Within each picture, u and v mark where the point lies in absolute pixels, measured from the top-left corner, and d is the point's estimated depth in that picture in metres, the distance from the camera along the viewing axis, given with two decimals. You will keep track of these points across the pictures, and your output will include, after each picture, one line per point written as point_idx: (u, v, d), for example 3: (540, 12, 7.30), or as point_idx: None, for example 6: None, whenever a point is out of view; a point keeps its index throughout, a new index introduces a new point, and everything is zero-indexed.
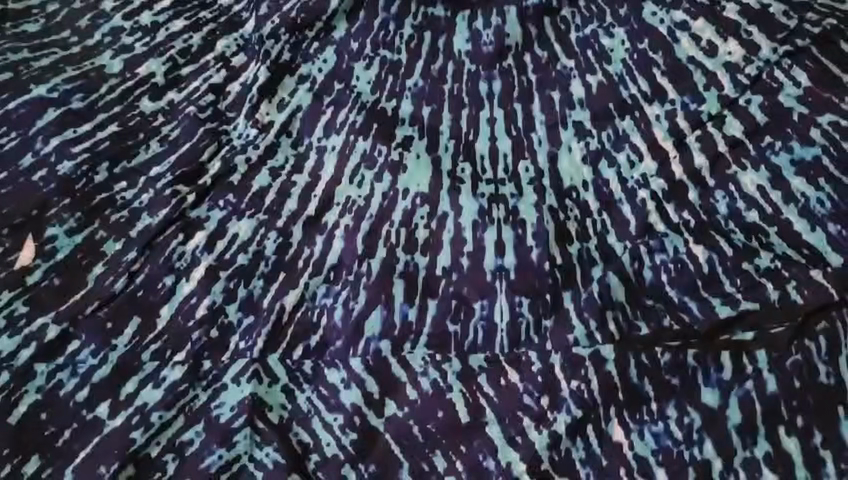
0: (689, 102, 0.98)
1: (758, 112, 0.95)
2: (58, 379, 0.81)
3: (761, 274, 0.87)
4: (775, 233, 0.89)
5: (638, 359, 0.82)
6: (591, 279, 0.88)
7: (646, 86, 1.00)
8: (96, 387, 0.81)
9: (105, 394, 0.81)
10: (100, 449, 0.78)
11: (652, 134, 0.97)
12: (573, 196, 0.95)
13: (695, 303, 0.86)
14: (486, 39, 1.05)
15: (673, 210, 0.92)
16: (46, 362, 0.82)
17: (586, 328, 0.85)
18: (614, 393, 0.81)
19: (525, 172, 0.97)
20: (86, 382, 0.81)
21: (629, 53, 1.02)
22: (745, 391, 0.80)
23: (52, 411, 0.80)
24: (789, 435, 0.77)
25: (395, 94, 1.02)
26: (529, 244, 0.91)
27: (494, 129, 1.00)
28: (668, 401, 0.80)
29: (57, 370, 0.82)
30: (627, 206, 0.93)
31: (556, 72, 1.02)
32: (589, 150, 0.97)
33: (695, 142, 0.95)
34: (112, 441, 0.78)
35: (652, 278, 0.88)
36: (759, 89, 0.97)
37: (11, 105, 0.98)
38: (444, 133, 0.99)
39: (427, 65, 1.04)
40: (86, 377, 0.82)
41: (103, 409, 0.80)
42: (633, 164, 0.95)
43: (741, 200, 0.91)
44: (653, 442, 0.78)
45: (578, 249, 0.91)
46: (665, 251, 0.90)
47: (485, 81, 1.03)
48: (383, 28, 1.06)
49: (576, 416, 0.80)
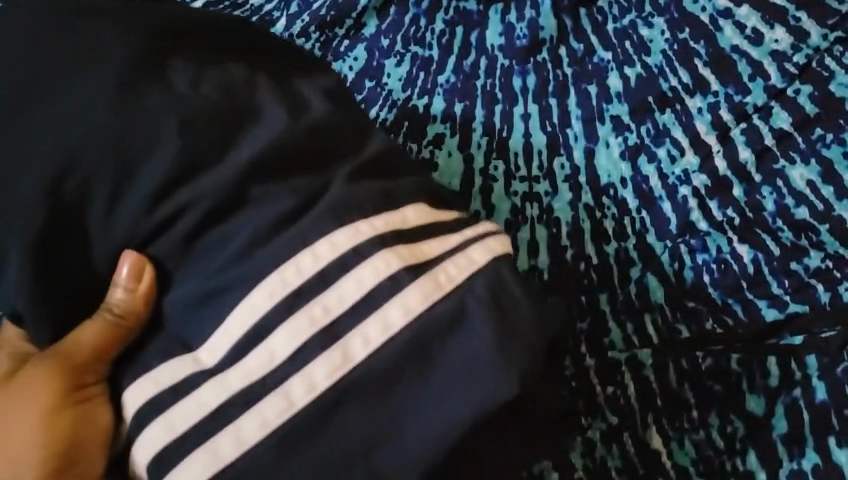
0: (733, 93, 0.94)
1: (807, 103, 0.92)
2: (127, 287, 0.60)
3: (810, 274, 0.82)
4: (826, 230, 0.85)
5: (677, 364, 0.78)
6: (629, 280, 0.85)
7: (687, 78, 0.96)
8: (155, 288, 0.61)
9: (175, 329, 0.60)
10: (135, 413, 0.57)
11: (694, 128, 0.93)
12: (611, 193, 0.91)
13: (739, 305, 0.82)
14: (519, 33, 1.03)
15: (717, 207, 0.88)
16: (101, 233, 0.61)
17: (622, 332, 0.81)
18: (652, 398, 0.77)
19: (561, 169, 0.93)
20: (164, 281, 0.62)
21: (669, 44, 0.99)
22: (792, 398, 0.75)
23: (93, 316, 0.61)
24: (840, 446, 0.72)
25: (427, 91, 1.00)
26: (564, 244, 0.87)
27: (528, 125, 0.96)
28: (710, 409, 0.76)
29: (134, 264, 0.60)
30: (668, 204, 0.89)
31: (593, 65, 1.00)
32: (627, 145, 0.93)
33: (740, 135, 0.91)
34: (122, 414, 0.59)
35: (693, 279, 0.84)
36: (808, 78, 0.94)
37: None
38: (476, 130, 0.96)
39: (459, 60, 1.02)
40: (149, 271, 0.60)
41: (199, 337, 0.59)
42: (674, 159, 0.91)
43: (789, 196, 0.87)
44: (693, 452, 0.75)
45: (615, 248, 0.87)
46: (707, 251, 0.85)
47: (518, 76, 1.00)
48: (414, 23, 1.05)
49: (611, 423, 0.76)
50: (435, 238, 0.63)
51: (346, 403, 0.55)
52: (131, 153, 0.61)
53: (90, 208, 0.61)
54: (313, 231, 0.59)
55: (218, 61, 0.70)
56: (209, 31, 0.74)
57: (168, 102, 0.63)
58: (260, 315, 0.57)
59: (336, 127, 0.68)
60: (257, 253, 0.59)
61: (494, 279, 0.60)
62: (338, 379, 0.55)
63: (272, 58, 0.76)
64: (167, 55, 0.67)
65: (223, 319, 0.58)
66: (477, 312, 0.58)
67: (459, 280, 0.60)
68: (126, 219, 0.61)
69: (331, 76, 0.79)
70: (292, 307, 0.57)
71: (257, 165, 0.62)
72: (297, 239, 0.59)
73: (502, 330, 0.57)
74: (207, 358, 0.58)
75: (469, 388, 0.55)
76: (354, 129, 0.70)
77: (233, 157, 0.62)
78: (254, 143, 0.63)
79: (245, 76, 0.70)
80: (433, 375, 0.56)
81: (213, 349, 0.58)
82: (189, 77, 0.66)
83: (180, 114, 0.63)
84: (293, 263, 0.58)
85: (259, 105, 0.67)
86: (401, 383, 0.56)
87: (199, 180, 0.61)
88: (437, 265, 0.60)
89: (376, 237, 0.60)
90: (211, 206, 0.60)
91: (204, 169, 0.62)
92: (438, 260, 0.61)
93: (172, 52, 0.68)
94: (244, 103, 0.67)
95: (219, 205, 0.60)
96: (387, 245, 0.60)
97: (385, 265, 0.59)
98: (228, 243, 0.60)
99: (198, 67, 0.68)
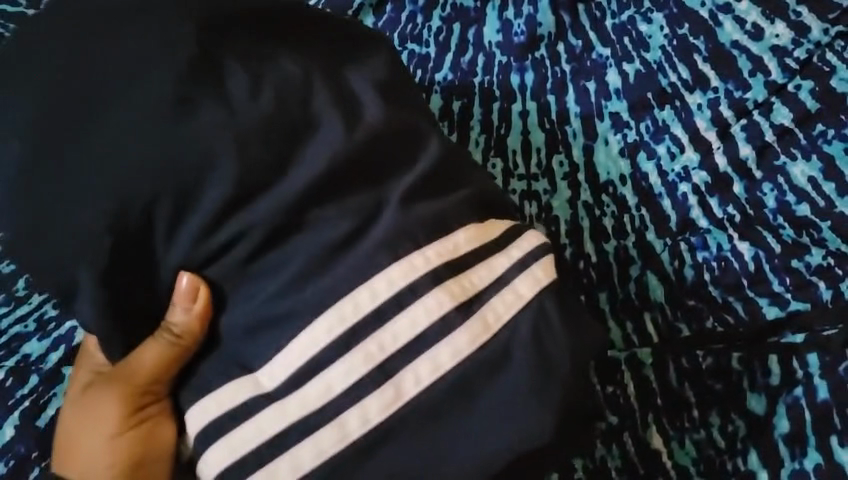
0: (733, 88, 0.93)
1: (808, 99, 0.91)
2: (183, 308, 0.65)
3: (812, 272, 0.81)
4: (828, 227, 0.84)
5: (677, 363, 0.77)
6: (628, 278, 0.84)
7: (687, 74, 0.95)
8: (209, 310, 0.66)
9: (234, 351, 0.65)
10: (197, 431, 0.63)
11: (694, 124, 0.92)
12: (610, 190, 0.90)
13: (740, 303, 0.81)
14: (517, 29, 1.02)
15: (717, 204, 0.87)
16: (165, 252, 0.65)
17: (622, 331, 0.81)
18: (652, 397, 0.77)
19: (559, 166, 0.92)
20: (219, 302, 0.66)
21: (668, 40, 0.98)
22: (794, 397, 0.74)
23: (158, 333, 0.68)
24: (842, 446, 0.71)
25: (424, 89, 0.99)
26: (563, 242, 0.87)
27: (526, 123, 0.96)
28: (711, 408, 0.75)
29: (190, 286, 0.65)
30: (668, 201, 0.88)
31: (591, 61, 0.99)
32: (627, 142, 0.92)
33: (740, 132, 0.90)
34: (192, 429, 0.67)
35: (693, 277, 0.83)
36: (809, 74, 0.93)
37: None
38: (474, 128, 0.96)
39: (456, 57, 1.01)
40: (202, 294, 0.65)
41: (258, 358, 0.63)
42: (674, 156, 0.91)
43: (790, 192, 0.87)
44: (693, 452, 0.74)
45: (615, 246, 0.86)
46: (707, 249, 0.85)
47: (516, 73, 0.99)
48: (411, 20, 1.04)
49: (612, 423, 0.76)
50: (484, 265, 0.66)
51: (393, 435, 0.60)
52: (192, 182, 0.64)
53: (154, 231, 0.65)
54: (359, 263, 0.63)
55: (273, 57, 0.69)
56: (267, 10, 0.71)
57: (227, 120, 0.64)
58: (317, 349, 0.61)
59: (395, 135, 0.69)
60: (311, 283, 0.63)
61: (539, 316, 0.64)
62: (389, 414, 0.60)
63: (329, 40, 0.74)
64: (224, 63, 0.67)
65: (282, 350, 0.62)
66: (520, 351, 0.62)
67: (505, 318, 0.64)
68: (186, 243, 0.65)
69: (384, 56, 0.77)
70: (346, 344, 0.61)
71: (312, 187, 0.65)
72: (352, 279, 0.62)
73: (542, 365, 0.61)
74: (266, 383, 0.62)
75: (506, 422, 0.60)
76: (414, 133, 0.71)
77: (289, 178, 0.65)
78: (311, 163, 0.65)
79: (299, 72, 0.69)
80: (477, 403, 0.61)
81: (272, 374, 0.62)
82: (246, 84, 0.66)
83: (238, 137, 0.64)
84: (349, 301, 0.62)
85: (316, 114, 0.67)
86: (447, 412, 0.61)
87: (256, 205, 0.64)
88: (485, 305, 0.64)
89: (429, 274, 0.63)
90: (267, 232, 0.64)
91: (262, 192, 0.64)
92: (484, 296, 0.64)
93: (223, 55, 0.67)
94: (300, 111, 0.67)
95: (274, 231, 0.64)
96: (438, 282, 0.63)
97: (437, 308, 0.63)
98: (285, 266, 0.64)
99: (253, 70, 0.67)
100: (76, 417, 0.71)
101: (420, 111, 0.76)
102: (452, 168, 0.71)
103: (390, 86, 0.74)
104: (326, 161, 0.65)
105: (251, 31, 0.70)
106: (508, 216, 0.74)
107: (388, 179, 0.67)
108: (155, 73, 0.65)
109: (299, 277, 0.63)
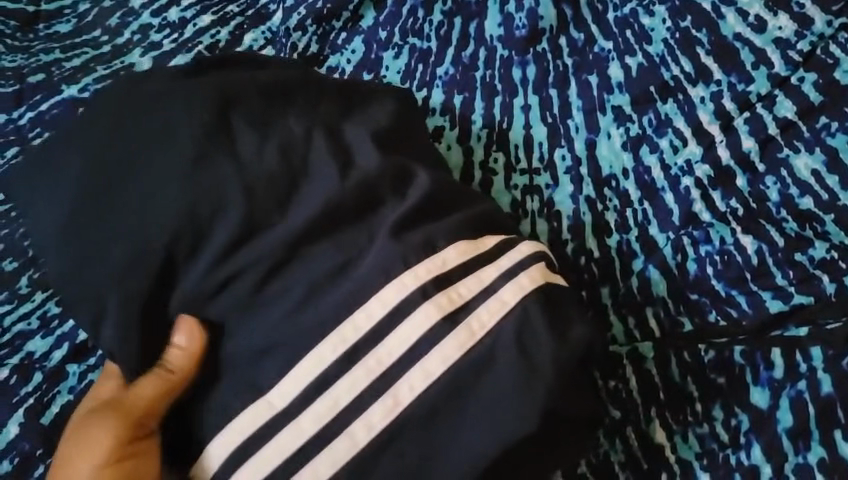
0: (736, 81, 0.93)
1: (811, 91, 0.91)
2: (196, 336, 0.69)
3: (815, 265, 0.81)
4: (831, 221, 0.84)
5: (679, 357, 0.78)
6: (630, 273, 0.84)
7: (690, 67, 0.95)
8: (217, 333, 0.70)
9: (240, 371, 0.67)
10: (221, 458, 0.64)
11: (696, 118, 0.91)
12: (613, 184, 0.90)
13: (743, 296, 0.81)
14: (518, 23, 1.01)
15: (720, 198, 0.87)
16: (182, 282, 0.70)
17: (624, 326, 0.81)
18: (655, 392, 0.77)
19: (562, 160, 0.92)
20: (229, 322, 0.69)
21: (670, 32, 0.98)
22: (797, 391, 0.74)
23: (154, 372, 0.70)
24: (846, 439, 0.71)
25: (425, 84, 0.99)
26: (565, 237, 0.87)
27: (528, 117, 0.95)
28: (714, 402, 0.75)
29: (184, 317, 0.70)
30: (670, 195, 0.88)
31: (593, 55, 0.99)
32: (629, 136, 0.92)
33: (743, 125, 0.90)
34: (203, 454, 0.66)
35: (696, 271, 0.83)
36: (812, 66, 0.92)
37: (44, 107, 1.00)
38: (476, 122, 0.96)
39: (457, 51, 1.01)
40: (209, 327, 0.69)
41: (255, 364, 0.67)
42: (676, 149, 0.90)
43: (793, 185, 0.86)
44: (697, 445, 0.74)
45: (617, 241, 0.86)
46: (710, 242, 0.84)
47: (518, 67, 0.99)
48: (412, 15, 1.04)
49: (615, 417, 0.77)
50: (472, 278, 0.71)
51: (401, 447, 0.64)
52: (204, 222, 0.69)
53: (173, 267, 0.70)
54: (356, 291, 0.68)
55: (277, 118, 0.77)
56: (271, 81, 0.81)
57: (236, 171, 0.71)
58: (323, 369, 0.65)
59: (390, 173, 0.76)
60: (312, 309, 0.67)
61: (520, 322, 0.67)
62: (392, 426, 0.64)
63: (328, 99, 0.83)
64: (231, 124, 0.75)
65: (290, 369, 0.66)
66: (505, 355, 0.66)
67: (489, 325, 0.68)
68: (199, 274, 0.69)
69: (384, 109, 0.85)
70: (349, 360, 0.66)
71: (313, 224, 0.70)
72: (350, 301, 0.67)
73: (526, 369, 0.65)
74: (279, 402, 0.65)
75: (491, 426, 0.64)
76: (405, 170, 0.78)
77: (291, 218, 0.71)
78: (310, 205, 0.71)
79: (302, 130, 0.77)
80: (465, 411, 0.64)
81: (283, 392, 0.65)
82: (254, 139, 0.74)
83: (246, 185, 0.71)
84: (348, 322, 0.66)
85: (313, 164, 0.74)
86: (440, 423, 0.64)
87: (261, 241, 0.70)
88: (472, 314, 0.68)
89: (418, 290, 0.68)
90: (270, 266, 0.69)
91: (268, 230, 0.70)
92: (467, 306, 0.69)
93: (233, 120, 0.75)
94: (299, 163, 0.74)
95: (278, 266, 0.69)
96: (428, 297, 0.68)
97: (425, 321, 0.67)
98: (288, 296, 0.68)
99: (258, 129, 0.75)
100: (62, 445, 0.67)
101: (416, 154, 0.83)
102: (445, 200, 0.77)
103: (389, 138, 0.82)
104: (325, 202, 0.71)
105: (261, 99, 0.79)
106: (504, 233, 0.79)
107: (384, 214, 0.73)
108: (173, 133, 0.73)
109: (302, 303, 0.67)
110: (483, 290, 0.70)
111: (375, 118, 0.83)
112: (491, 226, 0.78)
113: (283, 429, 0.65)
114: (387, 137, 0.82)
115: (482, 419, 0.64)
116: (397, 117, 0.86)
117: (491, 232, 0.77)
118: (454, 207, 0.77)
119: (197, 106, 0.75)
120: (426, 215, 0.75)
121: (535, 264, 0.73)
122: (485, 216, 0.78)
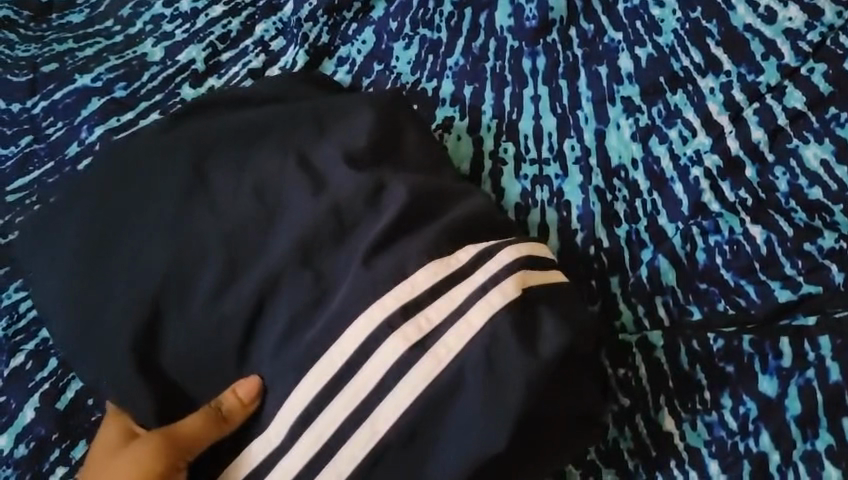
0: (745, 72, 0.93)
1: (821, 82, 0.91)
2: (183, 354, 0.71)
3: (824, 255, 0.82)
4: (840, 211, 0.84)
5: (689, 346, 0.78)
6: (640, 263, 0.85)
7: (700, 57, 0.95)
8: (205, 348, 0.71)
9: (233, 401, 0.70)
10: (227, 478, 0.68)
11: (706, 108, 0.92)
12: (622, 174, 0.90)
13: (752, 286, 0.81)
14: (529, 14, 1.02)
15: (729, 188, 0.87)
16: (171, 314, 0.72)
17: (633, 314, 0.82)
18: (664, 381, 0.77)
19: (571, 151, 0.93)
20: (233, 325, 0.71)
21: (680, 23, 0.98)
22: (806, 379, 0.74)
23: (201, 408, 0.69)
24: None
25: (435, 74, 1.00)
26: (574, 227, 0.87)
27: (538, 107, 0.96)
28: (722, 390, 0.76)
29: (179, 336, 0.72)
30: (679, 185, 0.89)
31: (603, 46, 0.99)
32: (638, 126, 0.92)
33: (753, 116, 0.90)
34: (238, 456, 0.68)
35: (705, 261, 0.84)
36: (822, 57, 0.92)
37: (58, 96, 1.01)
38: (486, 113, 0.96)
39: (467, 42, 1.01)
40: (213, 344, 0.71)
41: (271, 349, 0.70)
42: (686, 140, 0.91)
43: (802, 176, 0.87)
44: (706, 433, 0.74)
45: (626, 231, 0.86)
46: (719, 232, 0.85)
47: (528, 58, 1.00)
48: (422, 5, 1.04)
49: (624, 405, 0.77)
50: (444, 299, 0.71)
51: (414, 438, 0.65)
52: (187, 261, 0.73)
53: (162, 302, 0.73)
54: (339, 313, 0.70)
55: (253, 152, 0.80)
56: (250, 121, 0.84)
57: (215, 218, 0.75)
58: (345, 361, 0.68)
59: (369, 191, 0.77)
60: (300, 332, 0.70)
61: (491, 339, 0.68)
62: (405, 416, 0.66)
63: (304, 123, 0.85)
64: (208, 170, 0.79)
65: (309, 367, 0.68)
66: (473, 376, 0.66)
67: (456, 347, 0.68)
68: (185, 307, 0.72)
69: (366, 122, 0.86)
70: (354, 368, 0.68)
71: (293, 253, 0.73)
72: (347, 316, 0.70)
73: (490, 392, 0.66)
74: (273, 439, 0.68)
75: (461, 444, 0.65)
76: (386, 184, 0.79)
77: (270, 251, 0.74)
78: (289, 235, 0.74)
79: (279, 162, 0.80)
80: (453, 421, 0.66)
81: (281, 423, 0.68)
82: (233, 180, 0.78)
83: (228, 229, 0.74)
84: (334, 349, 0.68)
85: (291, 195, 0.77)
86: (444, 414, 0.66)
87: (241, 273, 0.73)
88: (438, 341, 0.68)
89: (398, 312, 0.69)
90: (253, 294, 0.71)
91: (248, 265, 0.73)
92: (476, 295, 0.70)
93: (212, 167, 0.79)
94: (274, 196, 0.77)
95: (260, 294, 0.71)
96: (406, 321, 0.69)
97: (432, 321, 0.70)
98: (273, 321, 0.71)
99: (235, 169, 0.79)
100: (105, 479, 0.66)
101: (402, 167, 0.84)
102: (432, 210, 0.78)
103: (377, 147, 0.84)
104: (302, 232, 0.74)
105: (236, 139, 0.82)
106: (497, 234, 0.79)
107: (364, 232, 0.74)
108: (160, 182, 0.77)
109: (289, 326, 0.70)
110: (494, 278, 0.72)
111: (357, 134, 0.85)
112: (482, 228, 0.78)
113: (311, 414, 0.67)
114: (367, 154, 0.83)
115: (483, 411, 0.65)
116: (378, 129, 0.86)
117: (479, 235, 0.78)
118: (440, 213, 0.78)
119: (189, 147, 0.79)
120: (410, 226, 0.75)
121: (516, 266, 0.73)
122: (472, 219, 0.78)
